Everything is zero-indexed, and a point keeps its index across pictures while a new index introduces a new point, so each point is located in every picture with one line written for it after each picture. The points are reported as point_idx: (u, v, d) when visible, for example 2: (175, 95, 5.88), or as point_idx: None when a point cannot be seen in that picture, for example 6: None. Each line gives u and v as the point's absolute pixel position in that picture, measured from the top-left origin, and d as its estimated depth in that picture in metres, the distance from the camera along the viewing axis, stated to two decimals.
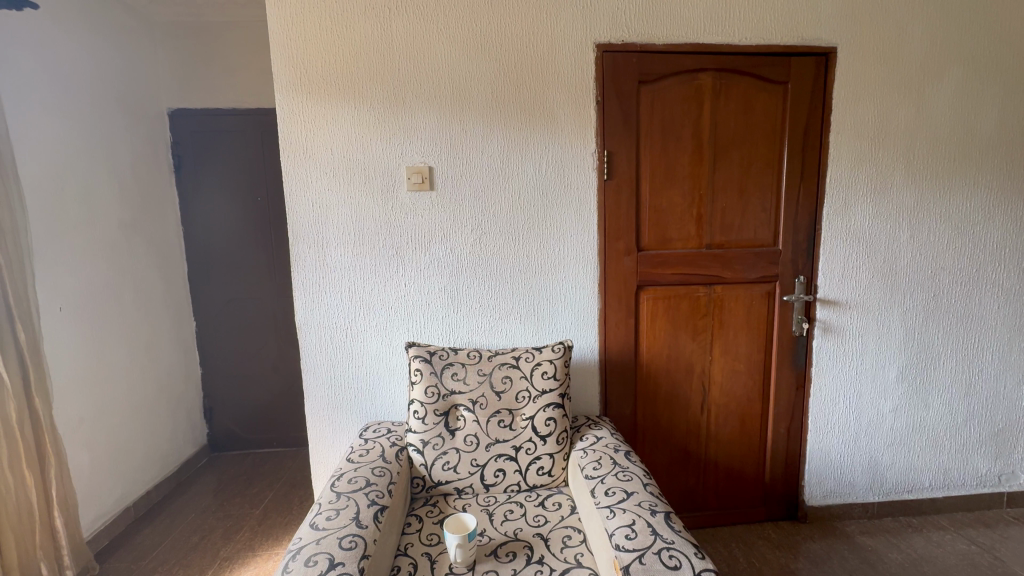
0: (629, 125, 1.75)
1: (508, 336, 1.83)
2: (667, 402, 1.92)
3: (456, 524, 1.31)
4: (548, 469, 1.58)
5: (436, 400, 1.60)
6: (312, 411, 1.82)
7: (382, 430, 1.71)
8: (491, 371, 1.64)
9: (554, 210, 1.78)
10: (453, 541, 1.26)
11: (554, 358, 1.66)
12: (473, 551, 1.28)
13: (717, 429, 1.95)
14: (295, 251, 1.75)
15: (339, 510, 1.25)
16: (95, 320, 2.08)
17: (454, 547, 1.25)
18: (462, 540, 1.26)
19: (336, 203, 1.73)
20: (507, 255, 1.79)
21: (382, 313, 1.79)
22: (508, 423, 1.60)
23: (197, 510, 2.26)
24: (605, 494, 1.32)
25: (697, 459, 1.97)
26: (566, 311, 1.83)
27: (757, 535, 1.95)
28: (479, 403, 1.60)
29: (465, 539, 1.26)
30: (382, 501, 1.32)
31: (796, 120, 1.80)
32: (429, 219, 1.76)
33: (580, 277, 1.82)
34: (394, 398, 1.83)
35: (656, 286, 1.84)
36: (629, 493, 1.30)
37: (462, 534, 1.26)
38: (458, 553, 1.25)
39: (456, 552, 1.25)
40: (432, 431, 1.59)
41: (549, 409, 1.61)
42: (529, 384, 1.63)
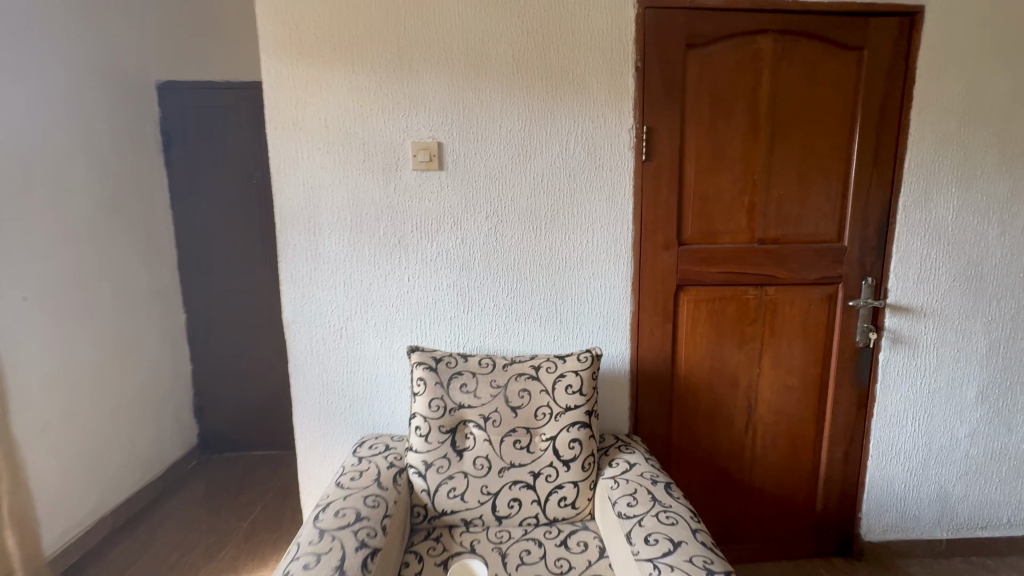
0: (673, 97, 1.48)
1: (525, 342, 1.59)
2: (706, 420, 1.67)
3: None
4: (572, 500, 1.34)
5: (442, 415, 1.38)
6: (301, 422, 1.60)
7: (379, 446, 1.48)
8: (507, 382, 1.41)
9: (582, 195, 1.52)
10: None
11: (580, 369, 1.42)
12: None
13: (763, 451, 1.70)
14: (284, 239, 1.52)
15: (320, 556, 1.02)
16: (68, 313, 1.88)
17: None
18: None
19: (330, 185, 1.50)
20: (526, 249, 1.54)
21: (381, 313, 1.56)
22: (526, 445, 1.36)
23: (181, 522, 2.07)
24: (645, 542, 1.08)
25: (740, 485, 1.71)
26: (594, 314, 1.59)
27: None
28: (491, 420, 1.38)
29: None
30: (373, 542, 1.09)
31: (871, 93, 1.52)
32: (437, 206, 1.52)
33: (610, 275, 1.57)
34: (393, 411, 1.60)
35: (698, 287, 1.59)
36: (676, 544, 1.05)
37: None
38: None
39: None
40: (436, 452, 1.36)
41: (574, 429, 1.37)
42: (550, 399, 1.39)
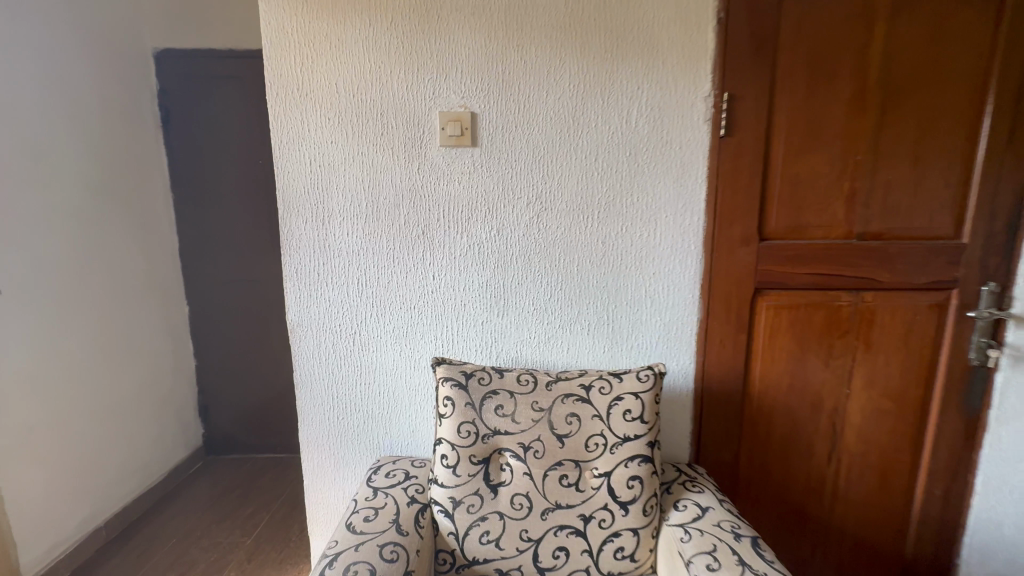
0: (762, 57, 1.20)
1: (570, 354, 1.34)
2: (781, 449, 1.41)
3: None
4: (630, 552, 1.10)
5: (473, 443, 1.16)
6: (308, 441, 1.39)
7: (398, 474, 1.26)
8: (551, 406, 1.17)
9: (644, 179, 1.26)
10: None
11: (640, 392, 1.17)
12: None
13: (847, 485, 1.44)
14: (287, 229, 1.29)
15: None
16: (53, 308, 1.69)
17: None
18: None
19: (342, 165, 1.26)
20: (574, 244, 1.29)
21: (401, 317, 1.33)
22: (575, 482, 1.13)
23: (180, 534, 1.89)
24: None
25: (817, 524, 1.45)
26: (653, 322, 1.33)
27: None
28: (532, 450, 1.15)
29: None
30: None
31: (1011, 53, 1.21)
32: (468, 190, 1.26)
33: (674, 276, 1.31)
34: (414, 431, 1.38)
35: (780, 291, 1.32)
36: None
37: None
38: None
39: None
40: (466, 487, 1.14)
41: (633, 464, 1.13)
42: (605, 426, 1.15)
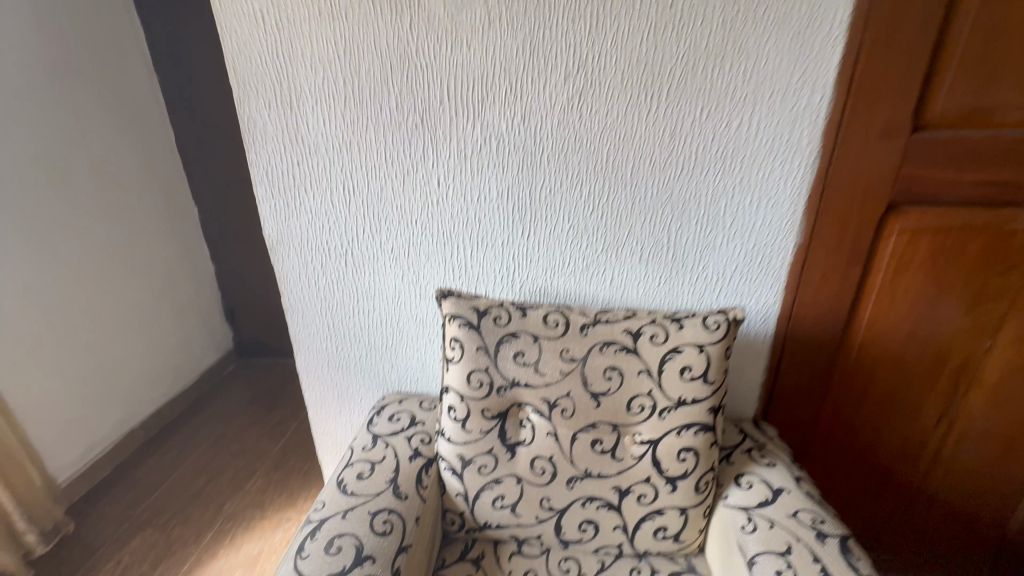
0: None
1: (615, 286, 1.04)
2: (878, 408, 1.12)
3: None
4: (675, 532, 0.90)
5: (487, 396, 0.94)
6: (307, 372, 1.23)
7: (403, 419, 1.08)
8: (586, 356, 0.91)
9: (743, 34, 0.83)
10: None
11: (706, 344, 0.88)
12: None
13: (959, 452, 1.15)
14: (248, 118, 0.99)
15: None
16: (34, 215, 1.54)
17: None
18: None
19: (307, 23, 0.90)
20: (629, 137, 0.92)
21: (401, 234, 1.05)
22: (612, 449, 0.91)
23: (210, 439, 1.91)
24: None
25: (909, 491, 1.20)
26: (730, 247, 0.98)
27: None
28: (559, 408, 0.92)
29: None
30: None
31: None
32: (482, 58, 0.89)
33: (769, 184, 0.93)
34: (424, 367, 1.18)
35: (924, 207, 0.93)
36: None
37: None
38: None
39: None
40: (477, 445, 0.94)
41: (688, 434, 0.88)
42: (654, 386, 0.89)
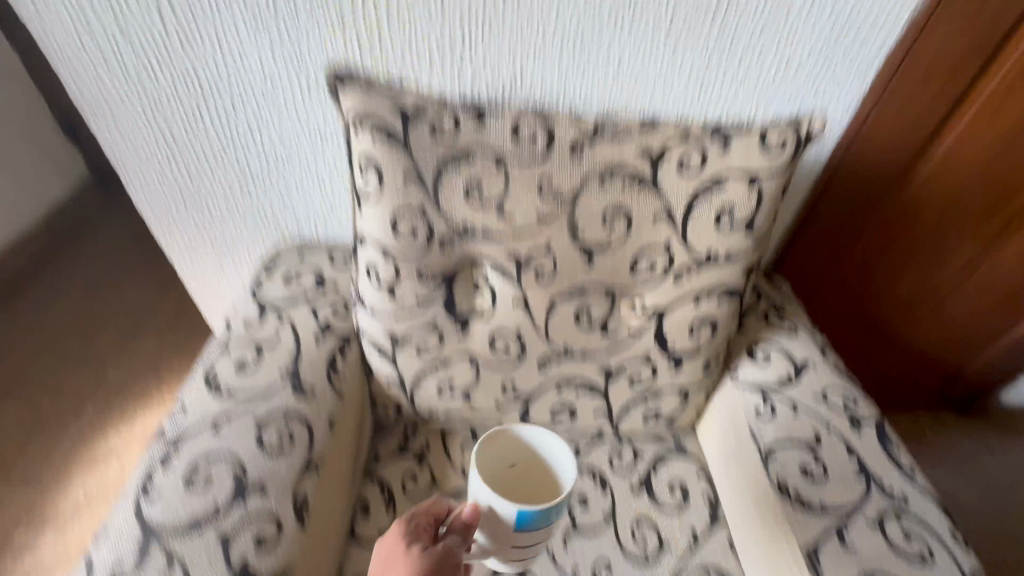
0: None
1: (622, 83, 0.67)
2: (899, 257, 0.93)
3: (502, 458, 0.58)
4: (669, 413, 0.73)
5: (424, 251, 0.62)
6: (151, 208, 0.82)
7: (305, 280, 0.75)
8: (578, 192, 0.59)
9: None
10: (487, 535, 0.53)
11: (761, 175, 0.57)
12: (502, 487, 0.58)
13: (980, 311, 0.99)
14: None
15: None
16: None
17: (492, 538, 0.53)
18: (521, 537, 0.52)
19: None
20: None
21: None
22: (602, 321, 0.66)
23: (79, 296, 1.50)
24: None
25: (909, 349, 1.08)
26: (811, 19, 0.62)
27: (929, 441, 1.24)
28: (534, 267, 0.63)
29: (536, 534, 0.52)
30: (264, 560, 0.49)
31: None
32: None
33: None
34: (330, 205, 0.81)
35: None
36: None
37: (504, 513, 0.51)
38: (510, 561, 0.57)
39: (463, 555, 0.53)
40: (414, 318, 0.66)
41: (711, 302, 0.64)
42: (675, 237, 0.61)
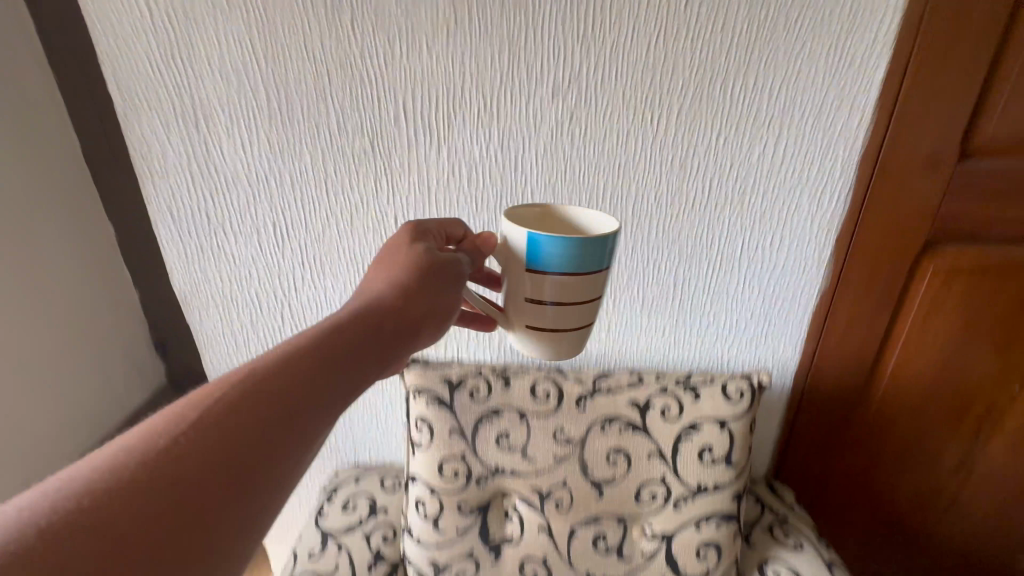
0: None
1: (612, 340, 0.88)
2: (888, 460, 1.01)
3: (535, 210, 0.59)
4: None
5: (464, 487, 0.76)
6: None
7: (360, 506, 0.88)
8: (585, 437, 0.75)
9: (773, 45, 0.67)
10: (530, 318, 0.56)
11: (728, 419, 0.73)
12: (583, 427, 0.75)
13: (982, 502, 1.05)
14: (136, 139, 0.74)
15: None
16: None
17: (537, 310, 0.55)
18: (574, 283, 0.53)
19: (212, 17, 0.67)
20: (630, 168, 0.75)
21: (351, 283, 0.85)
22: (618, 547, 0.75)
23: None
24: None
25: (928, 542, 1.10)
26: (746, 296, 0.84)
27: None
28: (554, 498, 0.76)
29: (594, 282, 0.54)
30: None
31: None
32: (449, 68, 0.70)
33: (795, 227, 0.78)
34: (383, 434, 0.98)
35: (962, 245, 0.81)
36: None
37: (526, 241, 0.52)
38: (568, 351, 0.59)
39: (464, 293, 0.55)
40: (454, 548, 0.76)
41: (710, 527, 0.74)
42: (668, 471, 0.74)
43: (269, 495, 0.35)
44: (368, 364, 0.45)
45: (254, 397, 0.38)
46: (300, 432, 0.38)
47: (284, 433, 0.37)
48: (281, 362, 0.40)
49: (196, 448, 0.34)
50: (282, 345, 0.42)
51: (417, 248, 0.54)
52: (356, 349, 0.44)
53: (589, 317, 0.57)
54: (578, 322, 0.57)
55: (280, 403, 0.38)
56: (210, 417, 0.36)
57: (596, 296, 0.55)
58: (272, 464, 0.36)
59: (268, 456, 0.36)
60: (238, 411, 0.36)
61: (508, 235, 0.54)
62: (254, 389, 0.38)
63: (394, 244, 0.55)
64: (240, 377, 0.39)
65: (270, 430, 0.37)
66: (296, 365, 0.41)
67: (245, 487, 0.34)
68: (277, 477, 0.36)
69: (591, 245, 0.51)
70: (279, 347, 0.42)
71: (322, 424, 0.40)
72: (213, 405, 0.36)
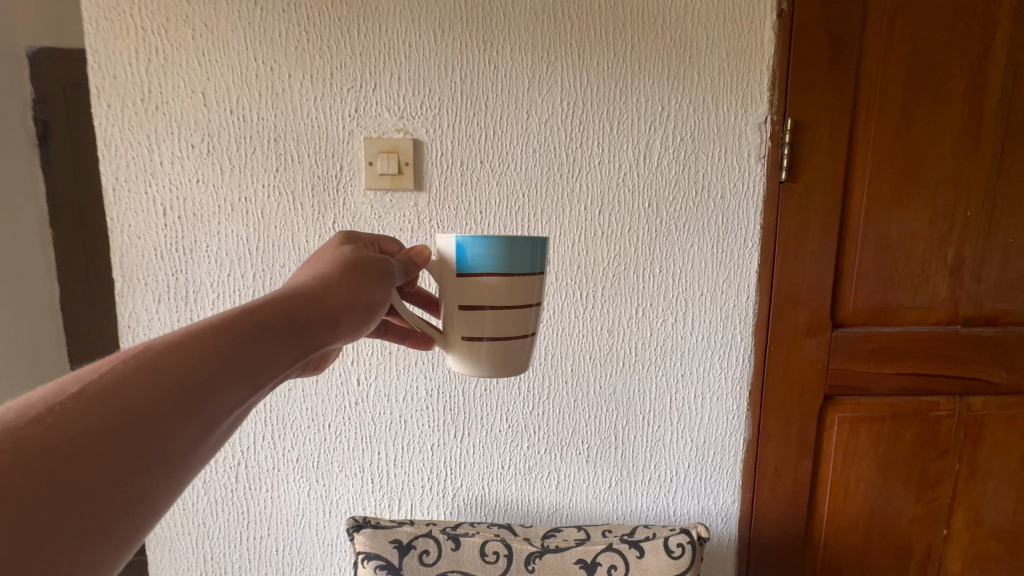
0: (842, 68, 0.82)
1: (560, 492, 0.92)
2: None
3: None
4: None
5: None
6: None
7: None
8: None
9: (669, 243, 0.86)
10: (467, 327, 0.53)
11: None
12: None
13: None
14: (128, 311, 0.83)
15: None
16: None
17: (475, 318, 0.52)
18: (507, 287, 0.51)
19: (217, 218, 0.82)
20: (566, 333, 0.87)
21: (310, 442, 0.88)
22: None
23: None
24: None
25: None
26: (680, 446, 0.92)
27: None
28: None
29: (526, 284, 0.52)
30: None
31: None
32: None
33: (711, 383, 0.90)
34: None
35: (858, 398, 0.93)
36: None
37: (456, 250, 0.51)
38: (510, 369, 0.55)
39: (399, 307, 0.51)
40: None
41: None
42: None
43: (150, 492, 0.30)
44: (287, 353, 0.40)
45: (146, 376, 0.31)
46: (196, 416, 0.32)
47: (177, 416, 0.31)
48: (183, 342, 0.35)
49: (71, 421, 0.28)
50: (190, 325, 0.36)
51: (348, 249, 0.51)
52: (278, 334, 0.39)
53: (528, 324, 0.54)
54: (517, 336, 0.54)
55: (177, 383, 0.32)
56: (99, 383, 0.30)
57: (532, 302, 0.53)
58: (153, 454, 0.30)
59: (150, 446, 0.30)
60: (119, 393, 0.30)
61: (440, 248, 0.53)
62: (147, 367, 0.32)
63: (325, 247, 0.53)
64: (130, 355, 0.32)
65: (159, 412, 0.31)
66: (210, 338, 0.36)
67: (115, 478, 0.28)
68: (157, 473, 0.30)
69: (519, 245, 0.51)
70: (187, 327, 0.36)
71: (225, 411, 0.34)
72: (102, 374, 0.30)
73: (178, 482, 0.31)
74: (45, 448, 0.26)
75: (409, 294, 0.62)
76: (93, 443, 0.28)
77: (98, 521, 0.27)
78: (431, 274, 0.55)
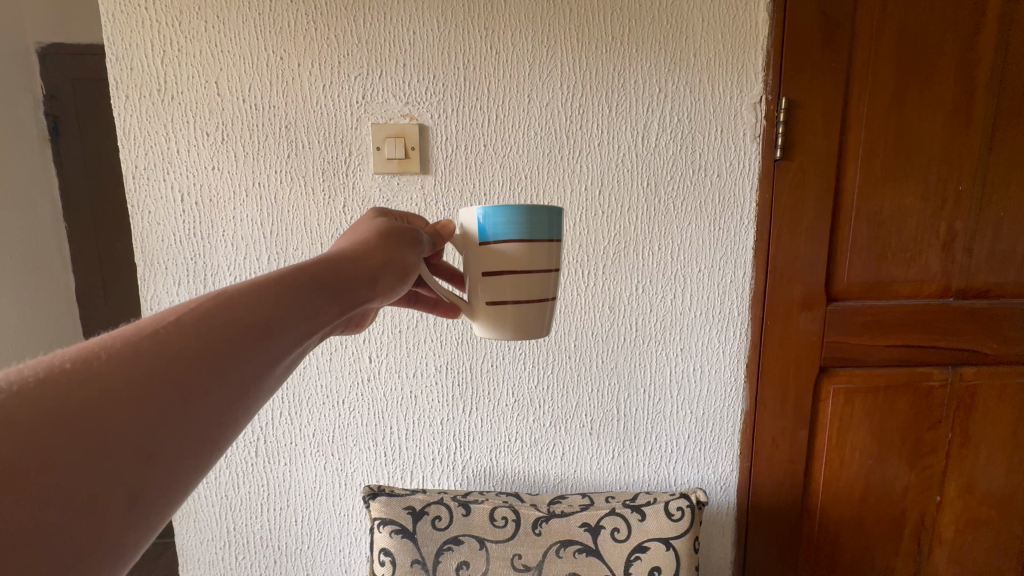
0: (835, 47, 0.84)
1: (566, 463, 0.96)
2: None
3: None
4: None
5: None
6: None
7: None
8: (541, 562, 0.79)
9: (667, 221, 0.89)
10: (490, 293, 0.56)
11: (671, 538, 0.79)
12: (566, 546, 0.80)
13: None
14: (150, 295, 0.87)
15: None
16: None
17: (497, 284, 0.56)
18: (528, 253, 0.54)
19: (232, 204, 0.85)
20: (569, 310, 0.91)
21: (326, 418, 0.92)
22: None
23: None
24: None
25: None
26: (680, 418, 0.95)
27: None
28: None
29: (545, 250, 0.55)
30: None
31: None
32: None
33: (710, 356, 0.93)
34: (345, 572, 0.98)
35: (852, 370, 0.96)
36: None
37: (479, 223, 0.55)
38: (533, 332, 0.58)
39: (428, 278, 0.55)
40: None
41: None
42: None
43: (229, 413, 0.32)
44: (335, 305, 0.42)
45: (220, 313, 0.34)
46: (263, 350, 0.35)
47: (247, 347, 0.34)
48: (249, 289, 0.37)
49: (164, 344, 0.30)
50: (247, 281, 0.38)
51: (381, 223, 0.54)
52: (326, 287, 0.42)
53: (548, 288, 0.57)
54: (537, 300, 0.57)
55: (235, 330, 0.34)
56: (184, 317, 0.33)
57: (550, 267, 0.57)
58: (230, 378, 0.32)
59: (229, 370, 0.32)
60: (201, 325, 0.33)
61: (464, 222, 0.57)
62: (208, 315, 0.34)
63: (360, 221, 0.56)
64: (207, 298, 0.35)
65: (232, 343, 0.33)
66: (271, 286, 0.38)
67: (202, 396, 0.30)
68: (235, 396, 0.32)
69: (537, 213, 0.54)
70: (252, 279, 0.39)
71: (286, 351, 0.36)
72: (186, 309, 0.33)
73: (250, 409, 0.33)
74: (147, 361, 0.29)
75: (436, 267, 0.65)
76: (184, 362, 0.30)
77: (190, 430, 0.29)
78: (456, 248, 0.59)
